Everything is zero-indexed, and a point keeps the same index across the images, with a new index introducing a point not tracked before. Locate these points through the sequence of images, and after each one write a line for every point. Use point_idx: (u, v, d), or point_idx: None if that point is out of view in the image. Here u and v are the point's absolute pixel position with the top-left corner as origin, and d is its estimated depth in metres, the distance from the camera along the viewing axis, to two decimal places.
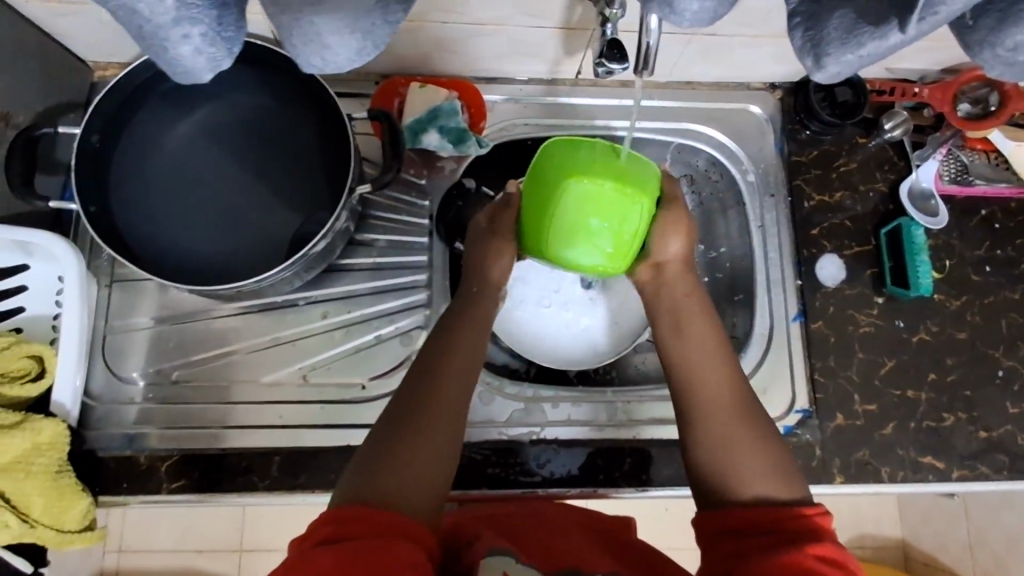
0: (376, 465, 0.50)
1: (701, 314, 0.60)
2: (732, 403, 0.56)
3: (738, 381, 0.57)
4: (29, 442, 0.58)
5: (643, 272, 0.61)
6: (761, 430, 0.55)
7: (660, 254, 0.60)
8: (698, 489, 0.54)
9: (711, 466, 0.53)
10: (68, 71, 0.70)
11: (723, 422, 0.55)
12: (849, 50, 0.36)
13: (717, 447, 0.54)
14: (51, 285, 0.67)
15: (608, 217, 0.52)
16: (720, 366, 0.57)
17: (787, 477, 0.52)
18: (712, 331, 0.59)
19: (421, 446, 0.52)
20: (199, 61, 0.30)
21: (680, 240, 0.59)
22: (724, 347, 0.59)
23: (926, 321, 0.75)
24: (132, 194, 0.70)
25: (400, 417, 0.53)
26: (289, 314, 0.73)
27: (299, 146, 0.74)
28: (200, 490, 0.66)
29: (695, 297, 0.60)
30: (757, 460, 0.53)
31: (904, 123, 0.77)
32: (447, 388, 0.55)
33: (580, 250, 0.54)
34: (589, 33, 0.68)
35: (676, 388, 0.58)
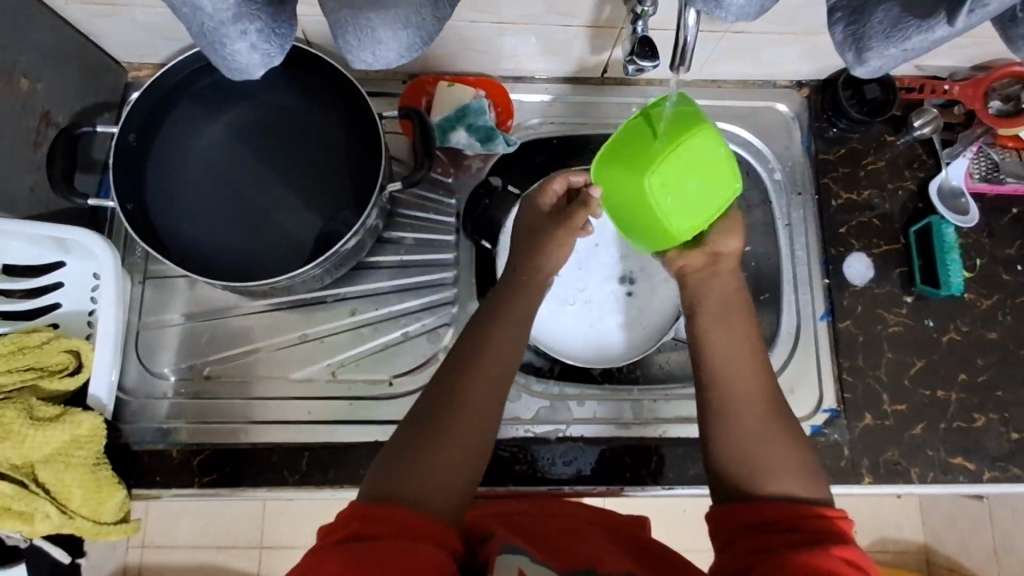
0: (401, 462, 0.50)
1: (735, 309, 0.59)
2: (761, 397, 0.55)
3: (765, 376, 0.57)
4: (69, 435, 0.59)
5: (696, 258, 0.60)
6: (786, 429, 0.54)
7: (718, 246, 0.60)
8: (718, 483, 0.54)
9: (736, 459, 0.53)
10: (104, 72, 0.72)
11: (750, 416, 0.54)
12: (893, 44, 0.36)
13: (742, 442, 0.54)
14: (87, 281, 0.68)
15: (706, 192, 0.55)
16: (751, 360, 0.57)
17: (809, 476, 0.52)
18: (742, 326, 0.59)
19: (454, 444, 0.52)
20: (254, 57, 0.31)
21: (737, 240, 0.60)
22: (756, 343, 0.58)
23: (956, 321, 0.75)
24: (166, 192, 0.71)
25: (427, 411, 0.53)
26: (318, 311, 0.74)
27: (328, 145, 0.74)
28: (230, 484, 0.66)
29: (738, 295, 0.60)
30: (785, 459, 0.52)
31: (933, 120, 0.76)
32: (475, 386, 0.55)
33: (667, 205, 0.55)
34: (617, 32, 0.68)
35: (704, 378, 0.57)
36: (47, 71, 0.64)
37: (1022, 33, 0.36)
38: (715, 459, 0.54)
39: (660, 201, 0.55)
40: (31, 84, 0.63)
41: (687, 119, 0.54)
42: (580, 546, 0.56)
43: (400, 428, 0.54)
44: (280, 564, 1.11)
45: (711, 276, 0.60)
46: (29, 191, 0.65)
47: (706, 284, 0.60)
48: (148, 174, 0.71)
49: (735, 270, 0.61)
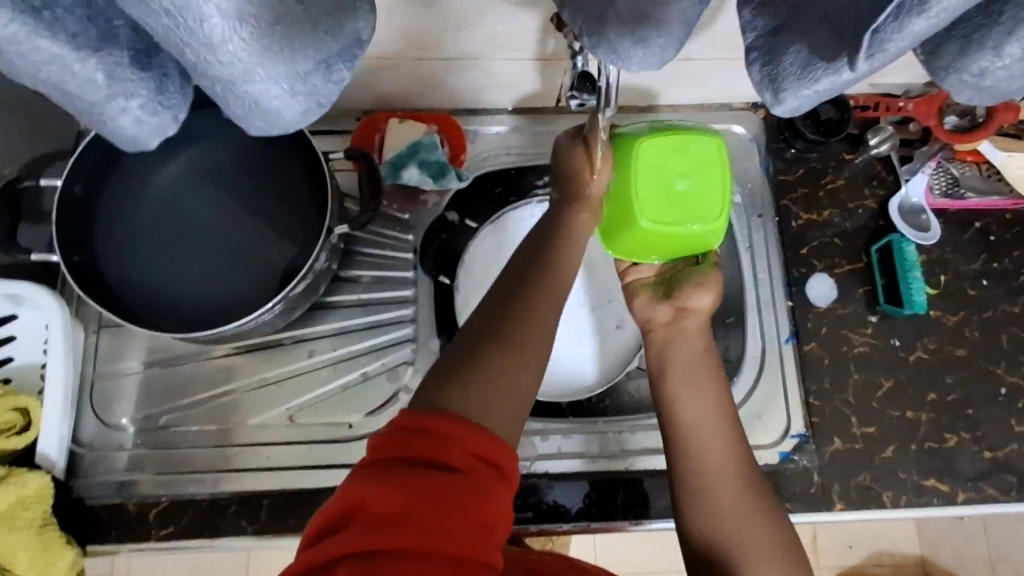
0: (457, 380, 0.47)
1: (707, 377, 0.59)
2: (736, 473, 0.54)
3: (742, 447, 0.56)
4: (14, 497, 0.57)
5: (662, 313, 0.63)
6: (761, 500, 0.53)
7: (687, 301, 0.62)
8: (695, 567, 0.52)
9: (712, 543, 0.52)
10: (54, 122, 0.71)
11: (727, 495, 0.53)
12: (805, 85, 0.35)
13: (717, 523, 0.52)
14: (40, 334, 0.67)
15: (688, 196, 0.54)
16: (723, 429, 0.56)
17: (788, 547, 0.51)
18: (714, 395, 0.58)
19: (512, 366, 0.49)
20: (142, 130, 0.30)
21: (709, 295, 0.61)
22: (730, 409, 0.57)
23: (924, 339, 0.74)
24: (118, 242, 0.71)
25: (486, 335, 0.50)
26: (275, 353, 0.73)
27: (283, 185, 0.74)
28: (190, 535, 0.66)
29: (706, 355, 0.60)
30: (758, 539, 0.51)
31: (889, 138, 0.76)
32: (526, 320, 0.52)
33: (646, 186, 0.54)
34: (564, 64, 0.68)
35: (676, 456, 0.56)
36: None
37: (944, 65, 0.34)
38: (694, 540, 0.53)
39: (642, 178, 0.54)
40: None
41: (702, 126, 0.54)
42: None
43: (454, 348, 0.50)
44: None
45: (679, 332, 0.61)
46: None
47: (673, 354, 0.60)
48: (101, 222, 0.71)
49: (704, 330, 0.62)
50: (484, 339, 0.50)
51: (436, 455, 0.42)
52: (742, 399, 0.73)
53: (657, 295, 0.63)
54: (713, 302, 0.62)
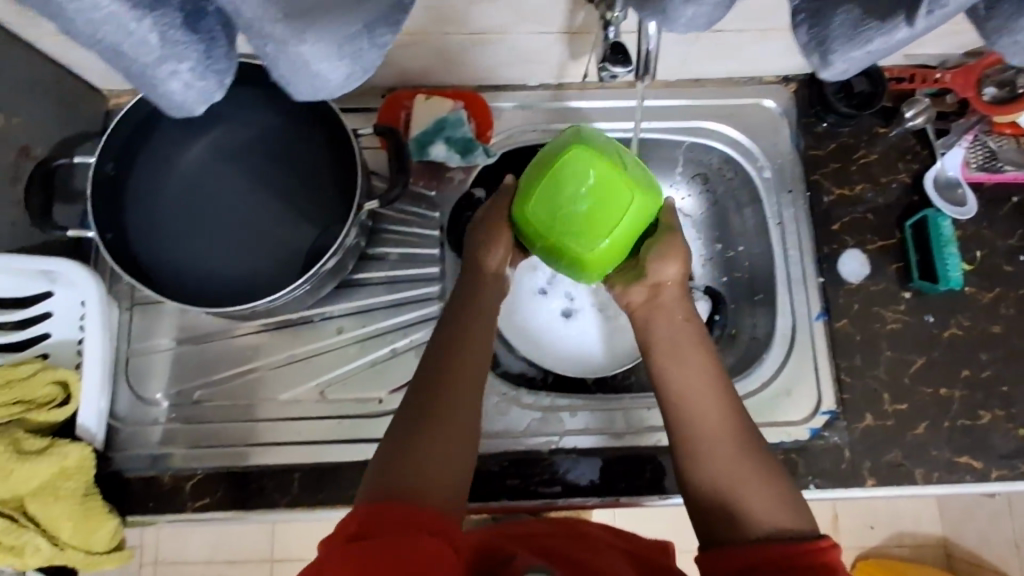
0: (400, 459, 0.50)
1: (696, 343, 0.58)
2: (729, 435, 0.54)
3: (736, 412, 0.55)
4: (57, 467, 0.59)
5: (638, 293, 0.61)
6: (762, 458, 0.53)
7: (658, 277, 0.59)
8: (704, 532, 0.52)
9: (717, 503, 0.52)
10: (83, 101, 0.72)
11: (728, 454, 0.53)
12: (855, 46, 0.35)
13: (719, 481, 0.52)
14: (73, 310, 0.68)
15: (595, 212, 0.55)
16: (717, 393, 0.56)
17: (792, 507, 0.51)
18: (704, 359, 0.57)
19: (453, 424, 0.53)
20: (190, 94, 0.31)
21: (677, 265, 0.59)
22: (718, 372, 0.57)
23: (957, 316, 0.73)
24: (148, 218, 0.71)
25: (427, 399, 0.54)
26: (305, 330, 0.73)
27: (310, 163, 0.74)
28: (224, 508, 0.67)
29: (686, 326, 0.59)
30: (761, 494, 0.51)
31: (925, 110, 0.74)
32: (459, 378, 0.56)
33: (560, 232, 0.56)
34: (591, 37, 0.67)
35: (674, 428, 0.56)
36: (23, 105, 0.64)
37: (997, 27, 0.33)
38: (701, 505, 0.53)
39: (569, 234, 0.56)
40: (7, 119, 0.63)
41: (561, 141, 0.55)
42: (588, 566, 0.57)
43: (397, 419, 0.54)
44: None
45: (653, 309, 0.60)
46: (11, 225, 0.65)
47: (659, 325, 0.59)
48: (132, 200, 0.71)
49: (682, 295, 0.60)
50: (427, 400, 0.54)
51: (392, 518, 0.45)
52: (771, 375, 0.73)
53: (628, 276, 0.61)
54: (683, 270, 0.60)
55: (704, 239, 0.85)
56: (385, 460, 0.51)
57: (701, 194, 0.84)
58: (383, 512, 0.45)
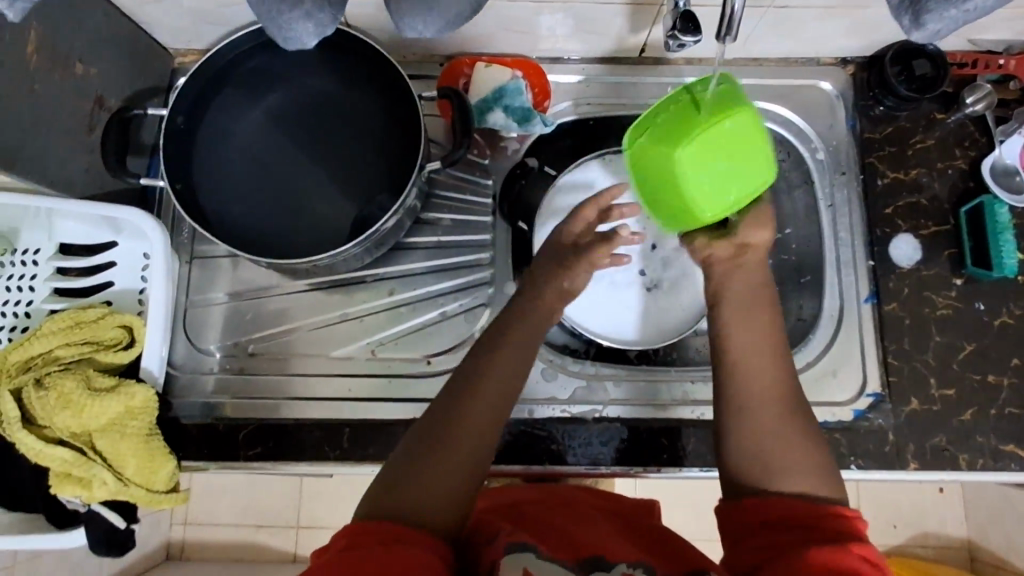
0: (422, 450, 0.51)
1: (762, 313, 0.58)
2: (780, 402, 0.54)
3: (786, 384, 0.55)
4: (123, 406, 0.61)
5: (724, 248, 0.60)
6: (806, 429, 0.53)
7: (748, 238, 0.60)
8: (730, 487, 0.53)
9: (756, 466, 0.52)
10: (152, 57, 0.73)
11: (772, 420, 0.53)
12: (952, 5, 0.35)
13: (761, 438, 0.53)
14: (139, 260, 0.70)
15: (731, 173, 0.55)
16: (771, 362, 0.56)
17: (825, 476, 0.52)
18: (771, 329, 0.57)
19: (482, 413, 0.54)
20: (308, 26, 0.32)
21: (767, 230, 0.60)
22: (778, 340, 0.57)
23: (1009, 304, 0.72)
24: (212, 173, 0.73)
25: (449, 403, 0.54)
26: (357, 290, 0.75)
27: (369, 126, 0.75)
28: (275, 458, 0.68)
29: (762, 290, 0.59)
30: (798, 453, 0.52)
31: (987, 96, 0.74)
32: (497, 359, 0.57)
33: (694, 182, 0.55)
34: (658, 8, 0.67)
35: (723, 390, 0.56)
36: (100, 56, 0.66)
37: None
38: (731, 462, 0.54)
39: (698, 188, 0.55)
40: (85, 69, 0.65)
41: (726, 96, 0.53)
42: (592, 535, 0.58)
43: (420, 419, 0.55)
44: (316, 543, 1.15)
45: (736, 268, 0.59)
46: (85, 172, 0.67)
47: (733, 285, 0.59)
48: (198, 154, 0.73)
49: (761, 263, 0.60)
50: (449, 405, 0.54)
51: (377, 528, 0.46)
52: (817, 354, 0.73)
53: (712, 232, 0.61)
54: (770, 237, 0.60)
55: None
56: (390, 471, 0.51)
57: None
58: (374, 527, 0.46)
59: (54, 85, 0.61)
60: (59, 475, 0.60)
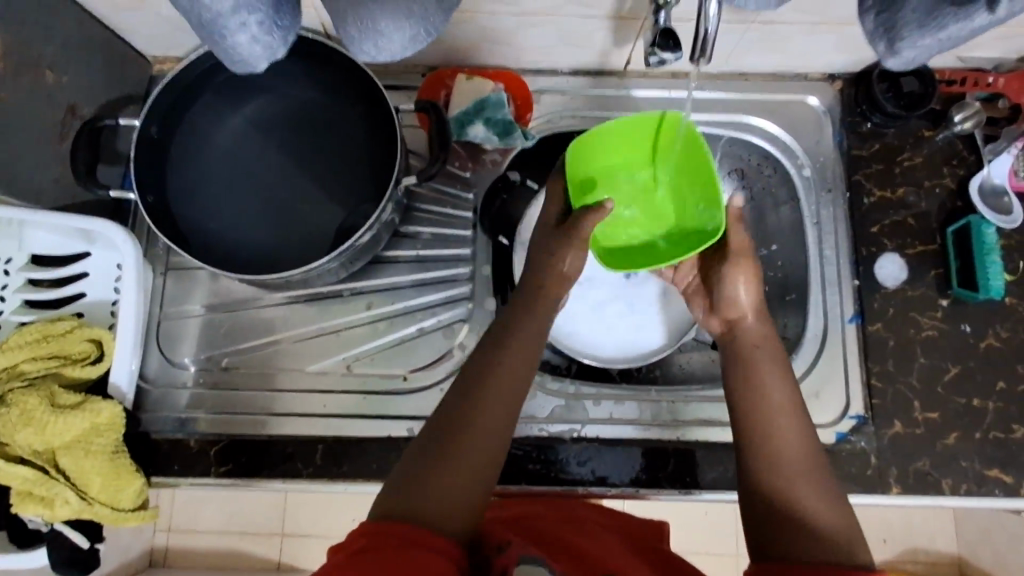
0: (437, 452, 0.50)
1: (761, 333, 0.59)
2: (792, 416, 0.54)
3: (794, 401, 0.55)
4: (89, 423, 0.60)
5: (715, 325, 0.63)
6: (813, 444, 0.54)
7: (729, 312, 0.61)
8: (745, 497, 0.53)
9: (768, 480, 0.52)
10: (128, 65, 0.72)
11: (780, 436, 0.53)
12: (927, 33, 0.34)
13: (771, 452, 0.53)
14: (111, 272, 0.69)
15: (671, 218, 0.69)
16: (777, 379, 0.56)
17: (836, 494, 0.52)
18: (774, 358, 0.58)
19: (495, 414, 0.52)
20: (256, 50, 0.31)
21: (750, 293, 0.61)
22: (783, 355, 0.58)
23: (996, 326, 0.71)
24: (188, 184, 0.72)
25: (456, 399, 0.53)
26: (334, 304, 0.74)
27: (348, 137, 0.74)
28: (247, 475, 0.67)
29: (766, 329, 0.60)
30: (807, 466, 0.52)
31: (975, 114, 0.73)
32: (506, 354, 0.56)
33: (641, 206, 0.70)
34: (640, 22, 0.66)
35: (735, 406, 0.56)
36: (73, 65, 0.65)
37: None
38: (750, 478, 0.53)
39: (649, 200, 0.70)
40: (57, 77, 0.64)
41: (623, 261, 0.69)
42: (601, 552, 0.57)
43: (428, 424, 0.52)
44: (300, 551, 1.14)
45: (731, 339, 0.60)
46: (55, 182, 0.66)
47: (745, 330, 0.60)
48: (174, 165, 0.72)
49: (763, 318, 0.60)
50: (460, 407, 0.52)
51: (395, 532, 0.44)
52: (801, 374, 0.72)
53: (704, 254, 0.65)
54: (757, 299, 0.61)
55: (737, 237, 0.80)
56: (401, 474, 0.49)
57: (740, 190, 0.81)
58: (391, 529, 0.45)
59: (24, 94, 0.60)
60: (20, 494, 0.59)
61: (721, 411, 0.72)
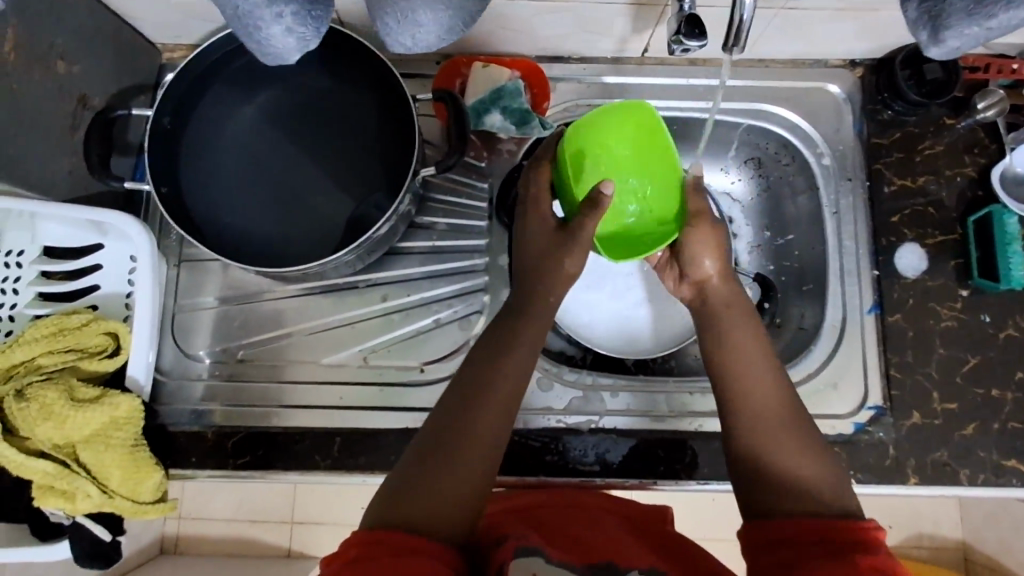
0: (428, 453, 0.50)
1: (739, 306, 0.59)
2: (774, 394, 0.54)
3: (777, 380, 0.55)
4: (107, 417, 0.60)
5: (686, 291, 0.63)
6: (799, 418, 0.53)
7: (697, 276, 0.61)
8: (738, 479, 0.53)
9: (757, 457, 0.52)
10: (138, 53, 0.71)
11: (763, 406, 0.54)
12: (974, 22, 0.33)
13: (756, 431, 0.53)
14: (125, 263, 0.68)
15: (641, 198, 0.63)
16: (757, 348, 0.56)
17: (829, 468, 0.51)
18: (752, 327, 0.58)
19: (477, 400, 0.52)
20: (290, 41, 0.30)
21: (714, 260, 0.60)
22: (762, 331, 0.58)
23: (1016, 316, 0.71)
24: (200, 174, 0.71)
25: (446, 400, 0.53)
26: (350, 296, 0.73)
27: (361, 126, 0.73)
28: (263, 467, 0.66)
29: (741, 296, 0.60)
30: (793, 440, 0.52)
31: (998, 103, 0.72)
32: (492, 345, 0.56)
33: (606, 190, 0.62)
34: (661, 8, 0.64)
35: (719, 388, 0.56)
36: (83, 53, 0.64)
37: None
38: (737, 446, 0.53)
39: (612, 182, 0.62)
40: (67, 66, 0.62)
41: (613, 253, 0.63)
42: (603, 539, 0.57)
43: (425, 425, 0.52)
44: (311, 539, 1.15)
45: (702, 307, 0.61)
46: (67, 174, 0.65)
47: (717, 299, 0.60)
48: (186, 155, 0.71)
49: (730, 282, 0.60)
50: (452, 408, 0.52)
51: (386, 539, 0.44)
52: (819, 364, 0.72)
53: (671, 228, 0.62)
54: (722, 263, 0.60)
55: (754, 227, 0.83)
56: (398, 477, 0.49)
57: (755, 178, 0.82)
58: (383, 536, 0.45)
59: (35, 84, 0.59)
60: (41, 488, 0.59)
61: None
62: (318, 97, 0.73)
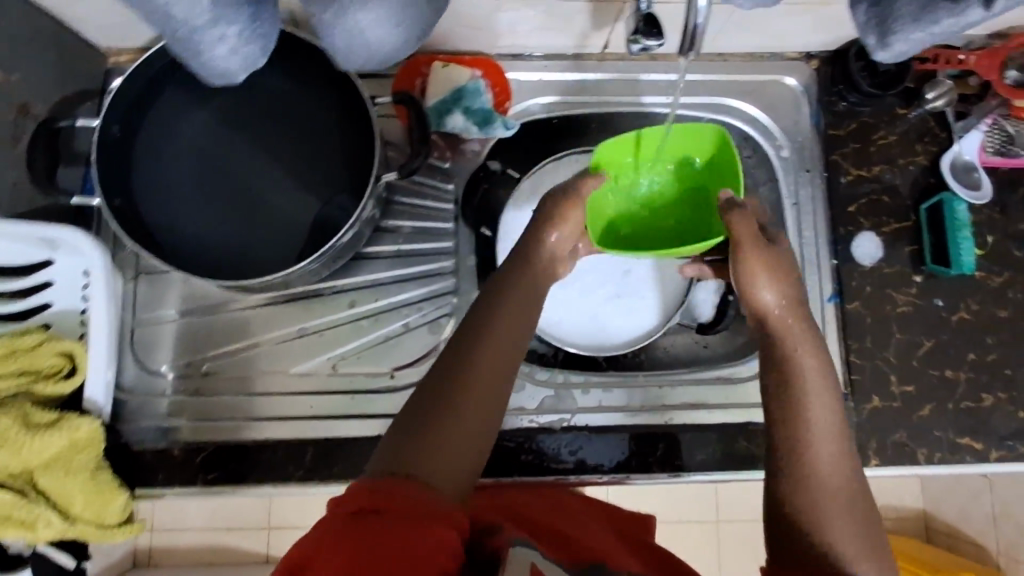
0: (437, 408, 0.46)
1: (803, 337, 0.53)
2: (832, 442, 0.49)
3: (838, 429, 0.49)
4: (67, 441, 0.58)
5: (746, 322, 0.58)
6: (852, 474, 0.48)
7: (755, 309, 0.56)
8: (774, 524, 0.48)
9: (799, 513, 0.47)
10: (82, 59, 0.68)
11: (820, 459, 0.48)
12: (919, 27, 0.34)
13: (803, 478, 0.48)
14: (77, 279, 0.66)
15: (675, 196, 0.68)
16: (826, 402, 0.50)
17: (868, 535, 0.47)
18: (816, 364, 0.52)
19: (487, 361, 0.49)
20: (235, 59, 0.31)
21: (773, 292, 0.55)
22: (830, 367, 0.52)
23: (967, 299, 0.73)
24: (153, 183, 0.69)
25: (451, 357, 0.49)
26: (317, 303, 0.72)
27: (320, 130, 0.71)
28: (233, 481, 0.66)
29: (806, 324, 0.54)
30: (841, 506, 0.47)
31: (946, 93, 0.74)
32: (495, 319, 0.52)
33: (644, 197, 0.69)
34: (620, 5, 0.64)
35: (775, 417, 0.51)
36: (21, 62, 0.61)
37: None
38: (786, 503, 0.48)
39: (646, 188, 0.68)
40: (5, 76, 0.60)
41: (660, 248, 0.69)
42: (595, 541, 0.56)
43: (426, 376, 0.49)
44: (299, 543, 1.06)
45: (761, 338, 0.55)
46: (10, 189, 0.62)
47: (778, 331, 0.54)
48: (138, 165, 0.69)
49: (797, 313, 0.55)
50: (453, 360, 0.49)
51: (399, 485, 0.40)
52: None
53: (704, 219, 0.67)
54: (782, 295, 0.55)
55: None
56: (395, 442, 0.44)
57: None
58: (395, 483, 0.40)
59: None
60: None
61: (707, 394, 0.74)
62: (275, 100, 0.71)
